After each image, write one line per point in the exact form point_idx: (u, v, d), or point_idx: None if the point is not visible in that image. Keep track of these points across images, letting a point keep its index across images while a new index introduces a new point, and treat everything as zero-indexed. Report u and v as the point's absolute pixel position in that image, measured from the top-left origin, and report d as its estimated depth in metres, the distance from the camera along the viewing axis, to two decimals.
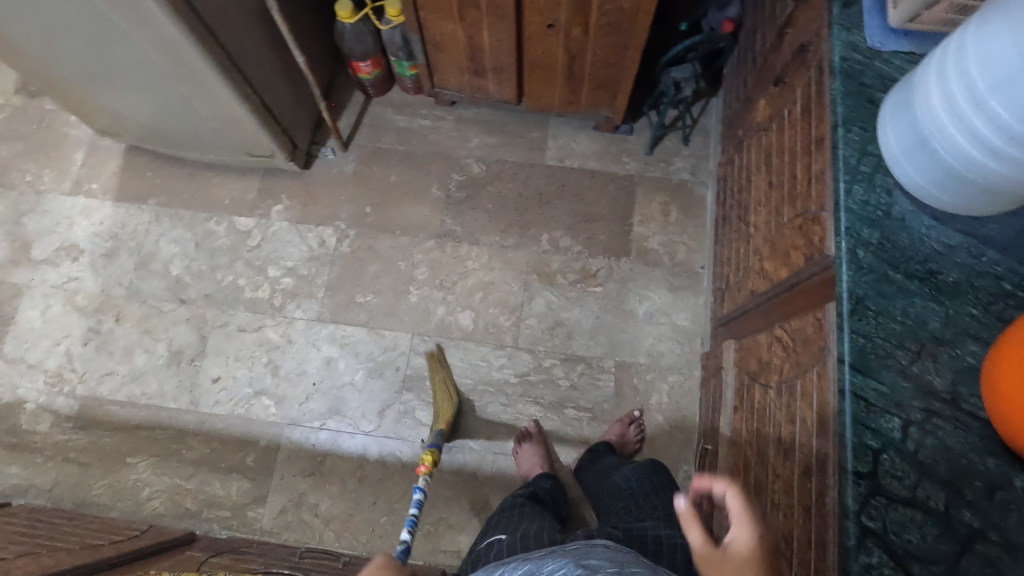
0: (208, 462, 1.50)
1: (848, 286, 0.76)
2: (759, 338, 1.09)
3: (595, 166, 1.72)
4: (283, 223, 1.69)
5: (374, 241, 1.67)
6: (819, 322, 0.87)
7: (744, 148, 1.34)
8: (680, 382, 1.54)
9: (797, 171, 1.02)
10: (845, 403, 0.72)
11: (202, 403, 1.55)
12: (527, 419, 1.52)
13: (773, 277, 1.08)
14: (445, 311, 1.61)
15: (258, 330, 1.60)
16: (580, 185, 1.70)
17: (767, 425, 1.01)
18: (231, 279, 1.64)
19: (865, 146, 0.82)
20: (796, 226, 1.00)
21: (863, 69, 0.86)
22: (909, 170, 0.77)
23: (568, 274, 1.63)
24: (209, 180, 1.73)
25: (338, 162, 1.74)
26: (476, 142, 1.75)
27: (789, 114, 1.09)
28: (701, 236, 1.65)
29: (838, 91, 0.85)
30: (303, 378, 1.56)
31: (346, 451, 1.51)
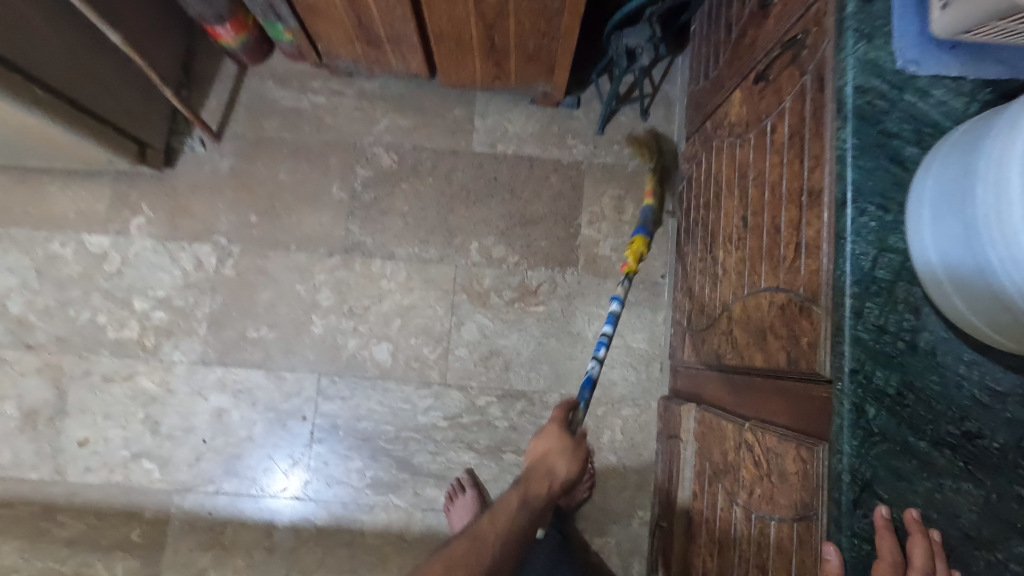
0: (85, 541, 1.28)
1: (851, 464, 0.53)
2: (723, 425, 0.87)
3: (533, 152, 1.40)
4: (147, 240, 1.35)
5: (264, 260, 1.35)
6: (803, 465, 0.64)
7: (711, 151, 1.04)
8: (635, 415, 1.33)
9: (780, 224, 0.75)
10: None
11: (69, 471, 1.29)
12: (459, 469, 1.31)
13: (743, 352, 0.83)
14: (358, 344, 1.34)
15: (129, 379, 1.32)
16: (515, 178, 1.39)
17: (729, 546, 0.81)
18: (89, 317, 1.33)
19: (885, 237, 0.55)
20: (776, 302, 0.74)
21: (888, 109, 0.57)
22: (957, 301, 0.49)
23: (504, 292, 1.35)
24: (43, 188, 1.35)
25: (210, 158, 1.37)
26: (385, 125, 1.40)
27: (772, 134, 0.79)
28: (661, 238, 1.37)
29: (850, 145, 0.56)
30: (190, 436, 1.31)
31: (249, 518, 1.29)
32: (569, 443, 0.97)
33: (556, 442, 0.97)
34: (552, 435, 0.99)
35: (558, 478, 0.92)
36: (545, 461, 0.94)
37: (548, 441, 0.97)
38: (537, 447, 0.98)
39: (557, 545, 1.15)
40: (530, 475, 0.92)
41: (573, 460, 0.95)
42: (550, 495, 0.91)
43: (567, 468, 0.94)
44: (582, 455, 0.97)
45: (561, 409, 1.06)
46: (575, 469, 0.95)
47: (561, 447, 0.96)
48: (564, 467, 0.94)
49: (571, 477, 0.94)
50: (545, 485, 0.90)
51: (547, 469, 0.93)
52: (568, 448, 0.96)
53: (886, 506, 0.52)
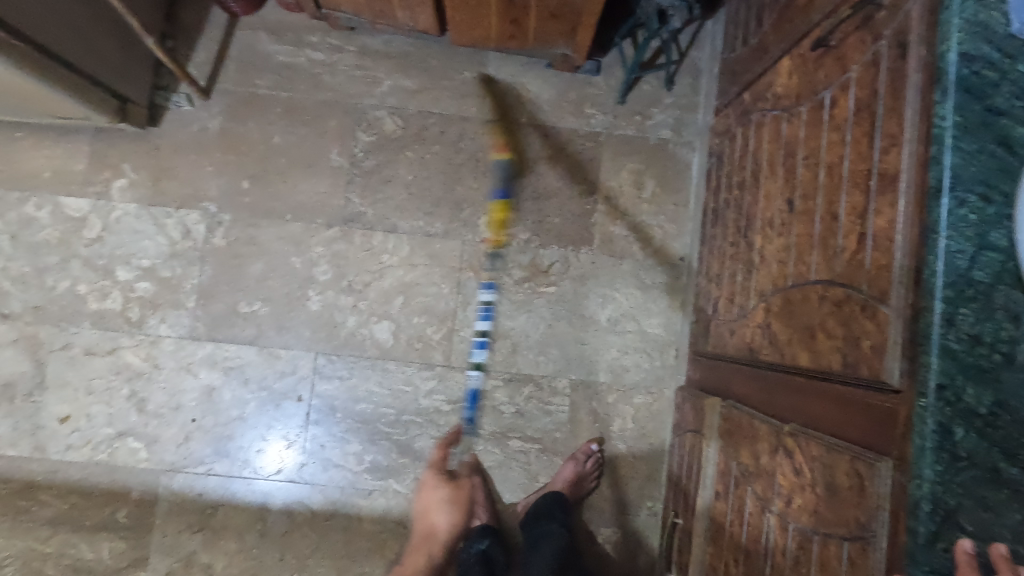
0: (68, 521, 1.22)
1: (931, 492, 0.48)
2: (754, 425, 0.81)
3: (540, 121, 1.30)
4: (129, 205, 1.25)
5: (256, 230, 1.26)
6: (860, 480, 0.58)
7: (749, 126, 0.95)
8: (648, 404, 1.27)
9: (839, 210, 0.67)
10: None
11: (50, 449, 1.22)
12: (462, 454, 1.25)
13: (784, 348, 0.76)
14: (356, 322, 1.26)
15: (112, 353, 1.24)
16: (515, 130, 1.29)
17: (758, 555, 0.75)
18: (67, 286, 1.24)
19: (984, 235, 0.49)
20: (828, 298, 0.67)
21: (995, 91, 0.51)
22: None
23: (512, 271, 1.28)
24: (15, 144, 1.24)
25: (198, 117, 1.27)
26: (388, 86, 1.29)
27: (832, 109, 0.71)
28: (681, 217, 1.29)
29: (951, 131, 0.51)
30: (179, 414, 1.24)
31: (241, 501, 1.23)
32: (445, 494, 1.17)
33: (437, 497, 1.16)
34: (431, 478, 1.18)
35: (440, 535, 1.14)
36: (431, 523, 1.16)
37: (429, 489, 1.17)
38: (421, 505, 1.18)
39: (561, 545, 1.09)
40: (416, 540, 1.15)
41: (456, 512, 1.16)
42: (430, 561, 1.12)
43: (443, 520, 1.15)
44: (462, 507, 1.16)
45: (440, 447, 1.21)
46: (456, 522, 1.16)
47: (444, 498, 1.16)
48: (447, 520, 1.15)
49: (451, 528, 1.15)
50: (428, 552, 1.13)
51: (427, 529, 1.15)
52: (442, 499, 1.16)
53: (969, 540, 0.47)
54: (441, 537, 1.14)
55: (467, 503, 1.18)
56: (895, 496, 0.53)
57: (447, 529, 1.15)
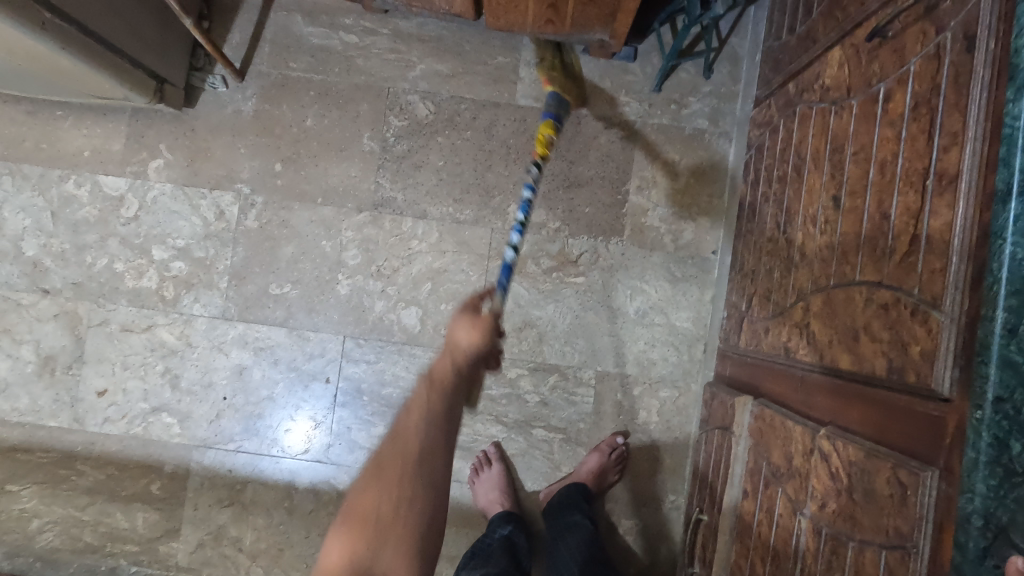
0: (105, 491, 1.26)
1: (983, 506, 0.47)
2: (787, 425, 0.79)
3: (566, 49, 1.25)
4: (165, 185, 1.27)
5: (287, 213, 1.27)
6: (902, 489, 0.57)
7: (794, 117, 0.92)
8: (673, 398, 1.26)
9: (890, 210, 0.65)
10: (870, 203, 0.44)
11: (88, 421, 1.26)
12: (486, 441, 1.26)
13: (823, 349, 0.75)
14: (385, 307, 1.27)
15: (148, 330, 1.27)
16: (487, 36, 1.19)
17: (788, 557, 0.75)
18: (106, 263, 1.27)
19: None
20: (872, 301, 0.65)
21: None
22: None
23: (541, 260, 1.27)
24: (57, 123, 1.26)
25: (233, 99, 1.27)
26: (421, 71, 1.28)
27: (886, 104, 0.68)
28: (715, 210, 1.26)
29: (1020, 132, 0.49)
30: (211, 392, 1.27)
31: (269, 478, 1.26)
32: (472, 322, 0.76)
33: (462, 326, 0.76)
34: (452, 324, 0.78)
35: (461, 355, 0.74)
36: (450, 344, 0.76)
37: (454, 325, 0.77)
38: (451, 332, 0.77)
39: (589, 538, 1.10)
40: (433, 369, 0.73)
41: (483, 338, 0.76)
42: (459, 373, 0.73)
43: (473, 340, 0.75)
44: (495, 324, 0.77)
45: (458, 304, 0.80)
46: (483, 340, 0.75)
47: (473, 326, 0.76)
48: (468, 340, 0.75)
49: (484, 348, 0.76)
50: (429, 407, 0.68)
51: (448, 365, 0.73)
52: (473, 321, 0.77)
53: (1022, 558, 0.43)
54: (466, 359, 0.75)
55: (497, 323, 0.78)
56: (941, 507, 0.52)
57: (475, 354, 0.75)
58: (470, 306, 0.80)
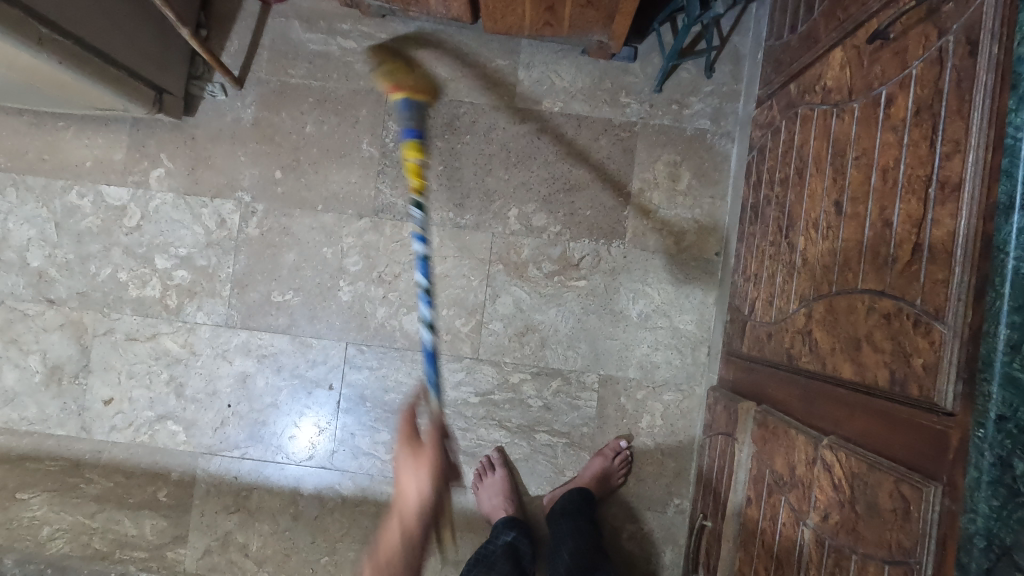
0: (113, 498, 1.27)
1: (986, 526, 0.47)
2: (790, 433, 0.78)
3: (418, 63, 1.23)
4: (167, 193, 1.28)
5: (288, 220, 1.27)
6: (905, 504, 0.56)
7: (796, 119, 0.91)
8: (677, 401, 1.25)
9: (892, 217, 0.63)
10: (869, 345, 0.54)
11: (95, 430, 1.28)
12: (489, 446, 1.26)
13: (825, 358, 0.74)
14: (386, 313, 1.27)
15: (152, 339, 1.28)
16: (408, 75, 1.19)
17: (792, 568, 0.74)
18: (109, 273, 1.28)
19: None
20: (874, 311, 0.64)
21: None
22: None
23: (542, 264, 1.26)
24: (58, 134, 1.27)
25: (232, 107, 1.28)
26: (419, 75, 1.27)
27: (888, 108, 0.67)
28: (718, 211, 1.25)
29: None
30: (215, 400, 1.27)
31: (274, 485, 1.27)
32: (417, 462, 0.92)
33: (414, 473, 0.92)
34: (404, 455, 0.93)
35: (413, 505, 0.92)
36: (403, 501, 0.93)
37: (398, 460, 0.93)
38: (399, 484, 0.94)
39: (589, 543, 1.09)
40: (393, 518, 0.93)
41: (433, 483, 0.91)
42: None
43: (421, 488, 0.91)
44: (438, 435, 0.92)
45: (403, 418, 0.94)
46: (431, 491, 0.91)
47: (420, 472, 0.91)
48: (428, 486, 0.91)
49: (433, 497, 0.91)
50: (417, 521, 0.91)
51: None
52: (415, 459, 0.92)
53: None
54: (422, 502, 0.91)
55: (445, 444, 0.93)
56: (944, 523, 0.51)
57: (427, 499, 0.91)
58: (413, 436, 0.94)
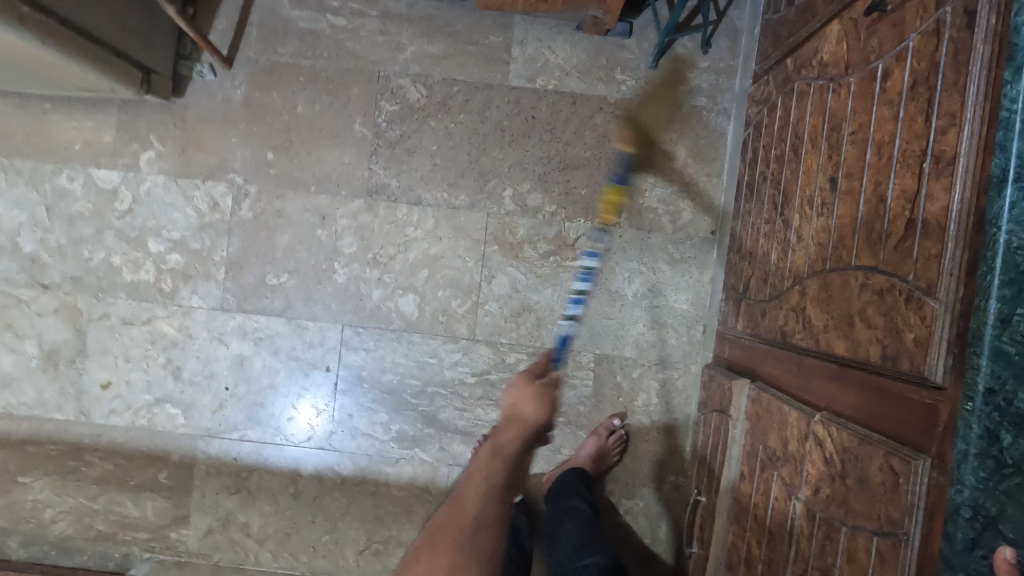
0: (114, 480, 1.28)
1: (972, 497, 0.48)
2: (783, 409, 0.79)
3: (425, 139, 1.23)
4: (158, 175, 1.26)
5: (281, 202, 1.26)
6: (894, 477, 0.57)
7: (792, 95, 0.90)
8: (673, 378, 1.26)
9: (886, 193, 0.63)
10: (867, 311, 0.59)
11: (94, 413, 1.28)
12: (486, 425, 1.27)
13: (819, 334, 0.74)
14: (382, 295, 1.27)
15: (148, 322, 1.28)
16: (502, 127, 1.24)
17: (782, 539, 0.75)
18: (102, 257, 1.27)
19: None
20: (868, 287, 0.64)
21: None
22: None
23: (538, 244, 1.26)
24: (46, 117, 1.25)
25: (222, 87, 1.26)
26: (412, 53, 1.25)
27: (885, 82, 0.66)
28: (713, 189, 1.24)
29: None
30: (213, 382, 1.28)
31: (274, 465, 1.28)
32: (538, 392, 0.87)
33: (527, 399, 0.86)
34: (519, 386, 0.88)
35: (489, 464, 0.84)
36: (516, 415, 0.85)
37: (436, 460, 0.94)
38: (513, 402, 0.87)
39: (585, 521, 1.10)
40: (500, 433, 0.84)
41: (544, 403, 0.86)
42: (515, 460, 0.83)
43: (538, 411, 0.85)
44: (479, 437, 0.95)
45: None
46: (546, 413, 0.85)
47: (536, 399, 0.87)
48: (535, 411, 0.85)
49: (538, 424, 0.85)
50: (510, 445, 0.82)
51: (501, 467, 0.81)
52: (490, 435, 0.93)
53: (1011, 548, 0.44)
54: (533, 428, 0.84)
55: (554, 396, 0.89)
56: (932, 495, 0.52)
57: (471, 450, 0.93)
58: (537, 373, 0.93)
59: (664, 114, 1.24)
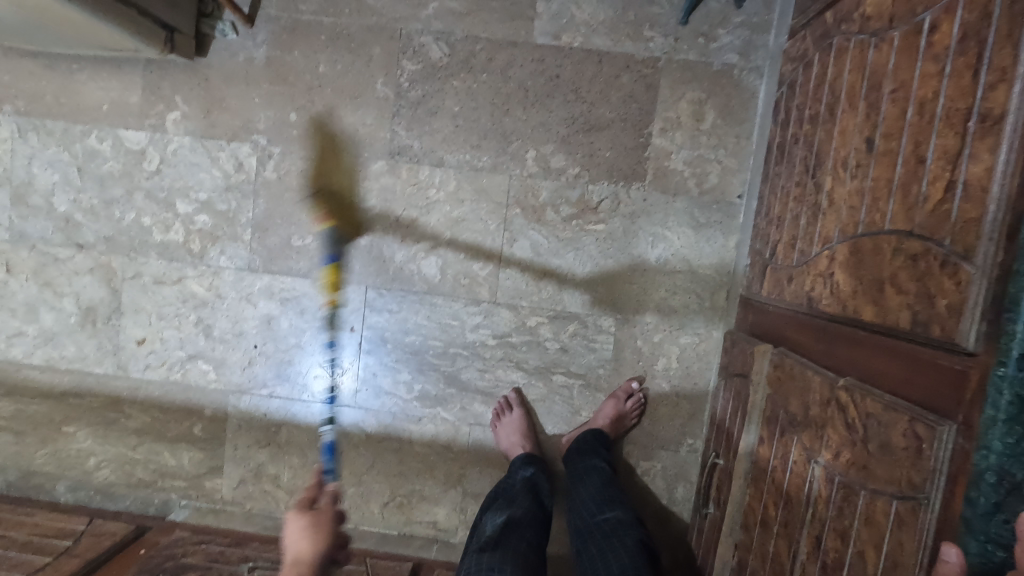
0: (152, 431, 1.35)
1: (997, 463, 0.48)
2: (806, 375, 0.79)
3: (542, 100, 1.22)
4: (183, 136, 1.27)
5: (305, 163, 1.27)
6: (917, 442, 0.56)
7: (830, 51, 0.86)
8: (694, 343, 1.26)
9: (926, 154, 0.61)
10: (916, 306, 0.60)
11: (131, 368, 1.34)
12: (506, 387, 1.29)
13: (846, 300, 0.73)
14: (405, 257, 1.28)
15: (179, 282, 1.31)
16: (613, 81, 1.21)
17: (800, 501, 0.76)
18: (133, 218, 1.30)
19: None
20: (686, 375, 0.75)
21: None
22: None
23: (561, 207, 1.24)
24: (73, 77, 1.27)
25: (244, 46, 1.25)
26: (434, 10, 1.23)
27: (931, 35, 0.62)
28: (743, 151, 1.21)
29: None
30: (242, 340, 1.32)
31: (302, 421, 1.33)
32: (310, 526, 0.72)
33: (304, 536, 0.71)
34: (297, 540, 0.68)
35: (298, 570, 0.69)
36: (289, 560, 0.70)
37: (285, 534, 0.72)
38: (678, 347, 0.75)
39: (605, 479, 1.13)
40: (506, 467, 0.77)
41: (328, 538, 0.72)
42: None
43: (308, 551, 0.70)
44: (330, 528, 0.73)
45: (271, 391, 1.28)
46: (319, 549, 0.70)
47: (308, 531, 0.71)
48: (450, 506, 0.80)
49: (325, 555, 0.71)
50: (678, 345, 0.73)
51: None
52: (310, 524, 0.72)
53: None
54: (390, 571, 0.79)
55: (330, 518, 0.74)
56: (955, 460, 0.52)
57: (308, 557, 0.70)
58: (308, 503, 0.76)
59: (575, 86, 1.22)
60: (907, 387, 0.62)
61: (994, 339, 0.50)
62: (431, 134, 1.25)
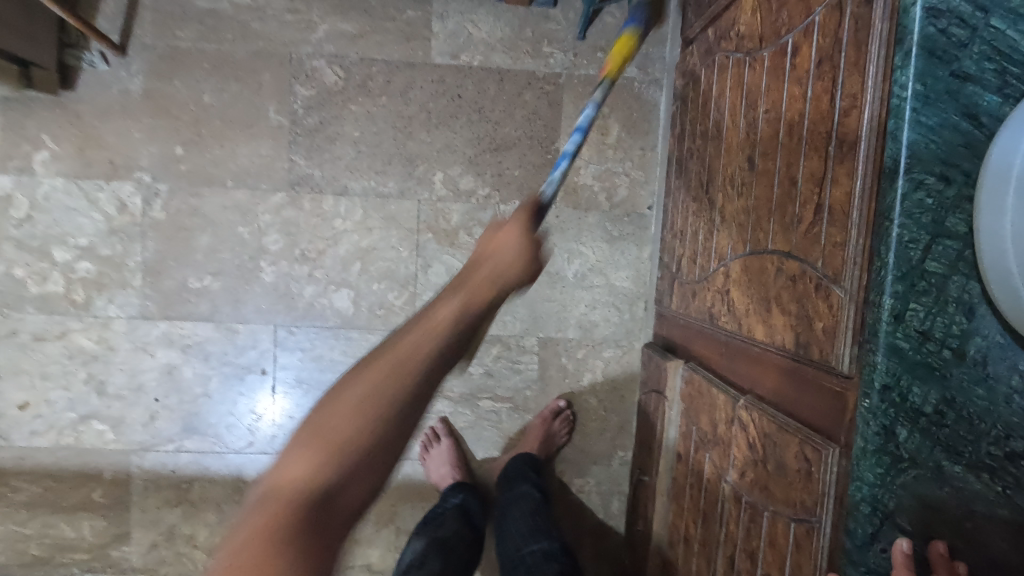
0: (45, 503, 1.22)
1: (871, 494, 0.50)
2: (712, 392, 0.79)
3: (445, 121, 1.19)
4: (55, 178, 1.16)
5: (196, 200, 1.18)
6: (807, 464, 0.57)
7: (713, 67, 0.87)
8: (617, 357, 1.26)
9: (797, 175, 0.61)
10: (798, 330, 0.60)
11: (14, 436, 1.21)
12: (433, 417, 1.25)
13: (741, 317, 0.73)
14: (315, 291, 1.21)
15: (63, 337, 1.20)
16: (516, 99, 1.20)
17: (715, 521, 0.76)
18: (3, 271, 1.17)
19: (937, 228, 0.47)
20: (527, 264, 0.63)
21: (959, 51, 0.47)
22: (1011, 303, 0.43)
23: (474, 230, 1.22)
24: None
25: (117, 76, 1.15)
26: (325, 32, 1.17)
27: (794, 58, 0.63)
28: (649, 163, 1.22)
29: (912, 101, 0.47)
30: (142, 395, 1.22)
31: (216, 474, 1.24)
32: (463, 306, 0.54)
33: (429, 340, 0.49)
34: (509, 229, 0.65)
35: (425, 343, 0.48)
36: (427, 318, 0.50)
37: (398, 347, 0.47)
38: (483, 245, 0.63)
39: (533, 507, 1.10)
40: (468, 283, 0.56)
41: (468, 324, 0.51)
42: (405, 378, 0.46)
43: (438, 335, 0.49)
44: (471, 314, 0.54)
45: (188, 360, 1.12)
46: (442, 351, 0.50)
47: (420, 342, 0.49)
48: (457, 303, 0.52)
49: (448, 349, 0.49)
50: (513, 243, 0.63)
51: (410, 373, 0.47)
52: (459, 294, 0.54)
53: (907, 541, 0.49)
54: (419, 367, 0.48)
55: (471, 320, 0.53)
56: (842, 483, 0.52)
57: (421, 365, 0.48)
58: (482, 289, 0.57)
59: (477, 105, 1.19)
60: (800, 405, 0.62)
61: (860, 367, 0.51)
62: (332, 163, 1.19)
